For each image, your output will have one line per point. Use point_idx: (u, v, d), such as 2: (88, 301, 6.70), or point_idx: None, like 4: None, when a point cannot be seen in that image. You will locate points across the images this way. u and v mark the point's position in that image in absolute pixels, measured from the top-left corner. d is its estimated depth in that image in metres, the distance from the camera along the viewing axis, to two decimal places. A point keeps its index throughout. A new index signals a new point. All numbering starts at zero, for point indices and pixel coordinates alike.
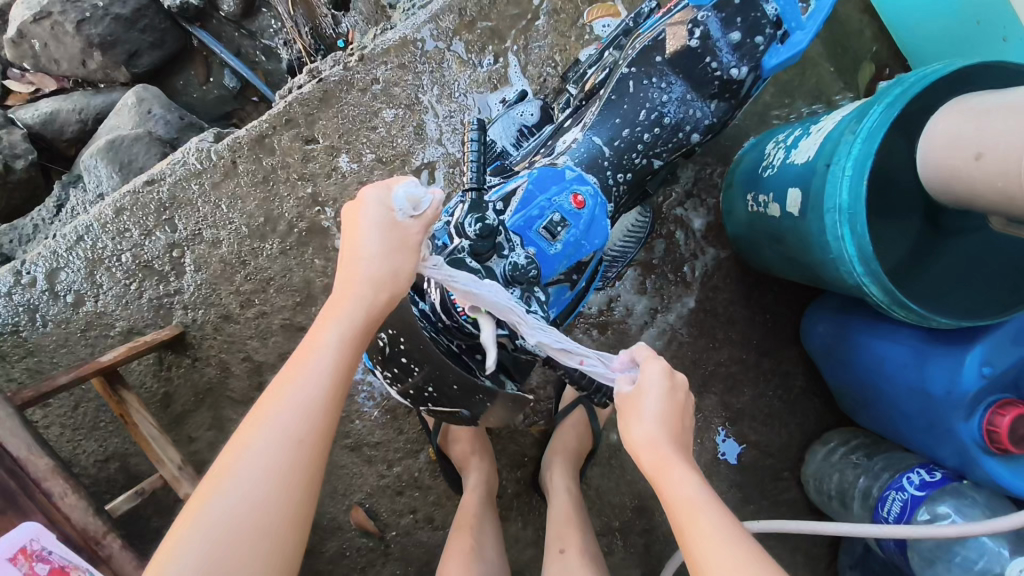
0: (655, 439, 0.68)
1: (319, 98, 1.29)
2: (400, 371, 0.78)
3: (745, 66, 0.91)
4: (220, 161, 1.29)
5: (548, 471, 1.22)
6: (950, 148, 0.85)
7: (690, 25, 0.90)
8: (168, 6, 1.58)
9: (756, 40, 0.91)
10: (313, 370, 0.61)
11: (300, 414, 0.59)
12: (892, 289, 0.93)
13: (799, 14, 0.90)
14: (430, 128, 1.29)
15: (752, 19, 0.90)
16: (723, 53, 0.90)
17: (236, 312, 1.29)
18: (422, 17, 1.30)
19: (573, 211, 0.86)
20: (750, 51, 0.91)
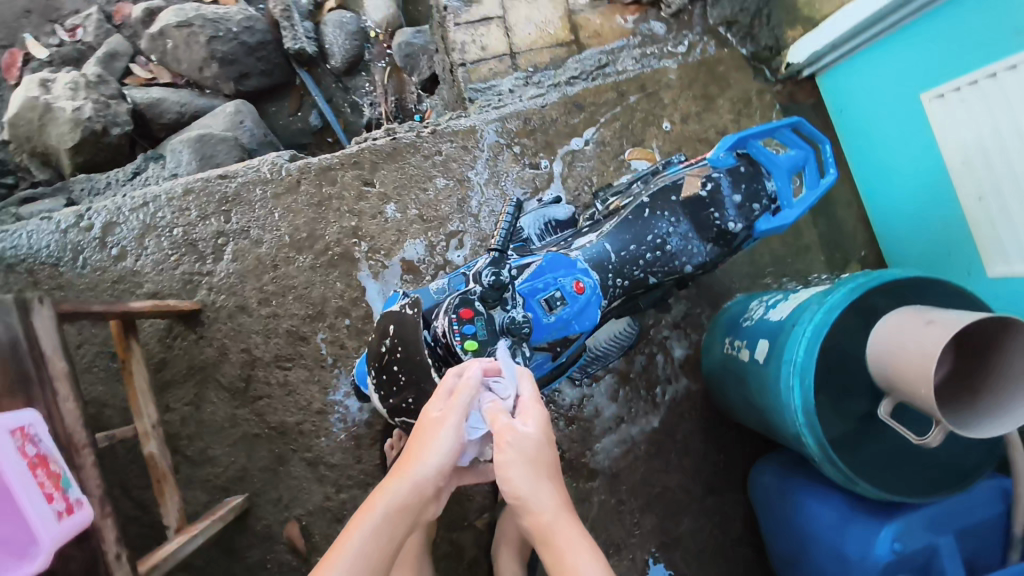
0: (550, 505, 0.78)
1: (388, 152, 1.48)
2: (387, 380, 0.91)
3: (741, 223, 1.08)
4: (287, 177, 1.45)
5: (497, 558, 1.30)
6: (907, 315, 0.99)
7: (704, 179, 1.09)
8: (286, 48, 1.84)
9: (754, 206, 1.08)
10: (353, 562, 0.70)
11: (380, 528, 0.74)
12: (825, 444, 1.06)
13: (791, 197, 1.09)
14: (473, 204, 1.48)
15: (754, 189, 1.08)
16: (728, 208, 1.07)
17: (252, 306, 1.42)
18: (493, 115, 1.52)
19: (573, 293, 1.01)
20: (747, 213, 1.08)
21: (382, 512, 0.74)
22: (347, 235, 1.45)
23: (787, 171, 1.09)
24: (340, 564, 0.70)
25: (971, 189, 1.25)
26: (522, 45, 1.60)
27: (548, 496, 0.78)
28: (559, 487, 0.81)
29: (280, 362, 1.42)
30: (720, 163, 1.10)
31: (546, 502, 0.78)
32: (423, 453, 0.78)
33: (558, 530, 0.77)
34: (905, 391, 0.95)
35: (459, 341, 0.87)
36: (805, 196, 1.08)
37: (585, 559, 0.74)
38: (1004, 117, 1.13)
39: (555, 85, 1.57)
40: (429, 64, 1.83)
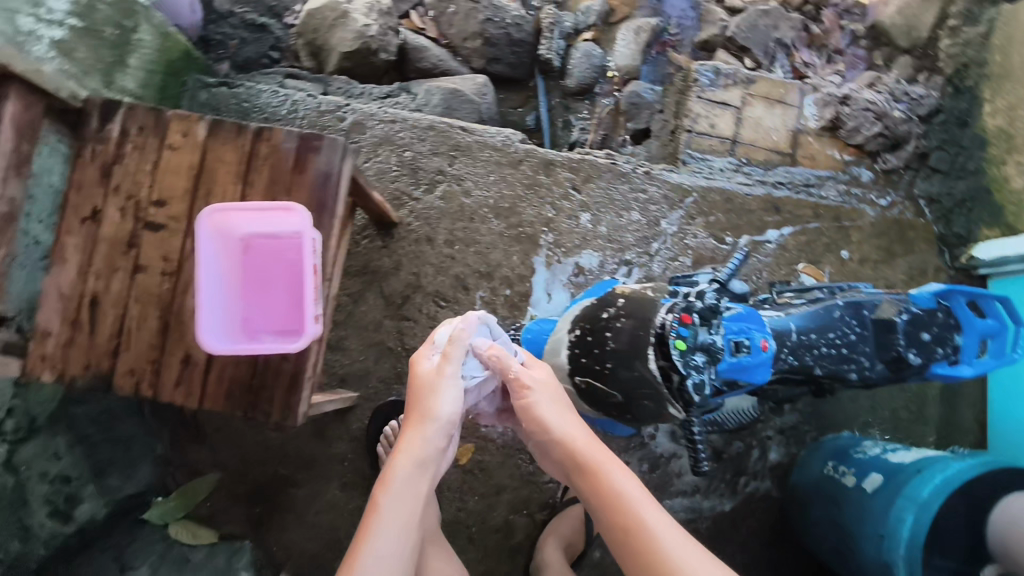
0: (575, 436, 0.92)
1: (604, 172, 1.62)
2: (597, 340, 1.03)
3: (919, 358, 1.18)
4: (513, 153, 1.60)
5: (541, 545, 1.42)
6: None
7: (903, 308, 1.19)
8: (540, 53, 2.01)
9: (937, 349, 1.19)
10: (389, 523, 0.85)
11: (404, 488, 0.88)
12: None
13: (973, 356, 1.20)
14: (654, 246, 1.61)
15: (942, 335, 1.20)
16: (914, 341, 1.18)
17: (437, 242, 1.57)
18: (704, 182, 1.65)
19: (759, 347, 1.11)
20: (929, 352, 1.18)
21: (403, 475, 0.88)
22: (541, 222, 1.59)
23: (977, 333, 1.21)
24: (380, 527, 0.85)
25: None
26: (746, 137, 1.75)
27: (570, 425, 0.93)
28: (581, 425, 0.94)
29: (437, 298, 1.55)
30: (921, 301, 1.21)
31: (575, 437, 0.92)
32: (436, 412, 0.92)
33: (591, 462, 0.89)
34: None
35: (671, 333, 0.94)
36: (984, 363, 1.21)
37: (609, 477, 0.88)
38: None
39: (763, 182, 1.70)
40: (647, 119, 2.01)
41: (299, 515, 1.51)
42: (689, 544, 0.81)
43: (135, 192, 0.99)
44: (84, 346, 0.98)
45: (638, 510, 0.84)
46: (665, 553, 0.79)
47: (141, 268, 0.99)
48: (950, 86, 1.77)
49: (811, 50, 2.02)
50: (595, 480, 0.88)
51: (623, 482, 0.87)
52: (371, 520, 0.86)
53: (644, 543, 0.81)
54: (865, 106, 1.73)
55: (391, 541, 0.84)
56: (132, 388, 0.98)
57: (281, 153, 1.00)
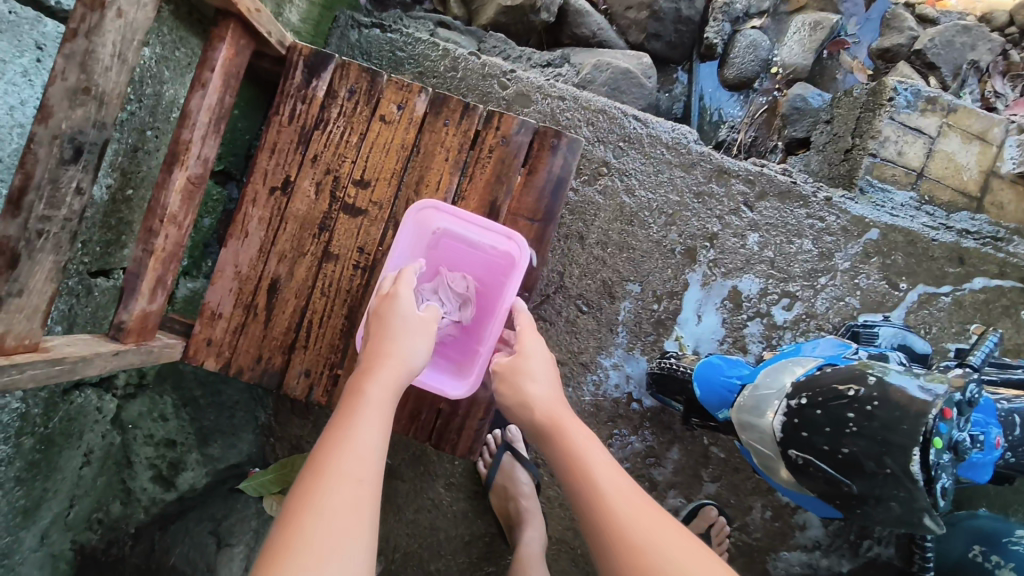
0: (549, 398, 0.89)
1: (780, 190, 1.47)
2: (830, 417, 0.88)
3: None
4: (687, 155, 1.45)
5: None
6: None
7: None
8: (705, 36, 1.83)
9: None
10: (368, 427, 0.74)
11: (384, 401, 0.78)
12: None
13: None
14: (822, 280, 1.46)
15: None
16: None
17: (589, 240, 1.42)
18: (884, 218, 1.50)
19: (991, 444, 0.95)
20: None
21: (384, 384, 0.80)
22: (704, 236, 1.44)
23: None
24: (354, 430, 0.73)
25: None
26: (934, 172, 1.57)
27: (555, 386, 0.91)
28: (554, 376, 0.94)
29: (580, 302, 1.41)
30: None
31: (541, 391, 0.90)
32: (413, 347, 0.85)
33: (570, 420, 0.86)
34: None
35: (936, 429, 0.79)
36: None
37: (605, 459, 0.81)
38: None
39: (948, 226, 1.54)
40: (808, 128, 1.79)
41: (398, 509, 1.36)
42: (669, 536, 0.71)
43: (334, 166, 0.97)
44: (256, 336, 0.97)
45: (604, 482, 0.77)
46: (649, 547, 0.69)
47: (329, 257, 0.97)
48: None
49: (1005, 77, 1.80)
50: (585, 467, 0.79)
51: (591, 448, 0.82)
52: (344, 421, 0.75)
53: (622, 523, 0.72)
54: None
55: (366, 441, 0.73)
56: (303, 389, 0.97)
57: (510, 146, 0.98)
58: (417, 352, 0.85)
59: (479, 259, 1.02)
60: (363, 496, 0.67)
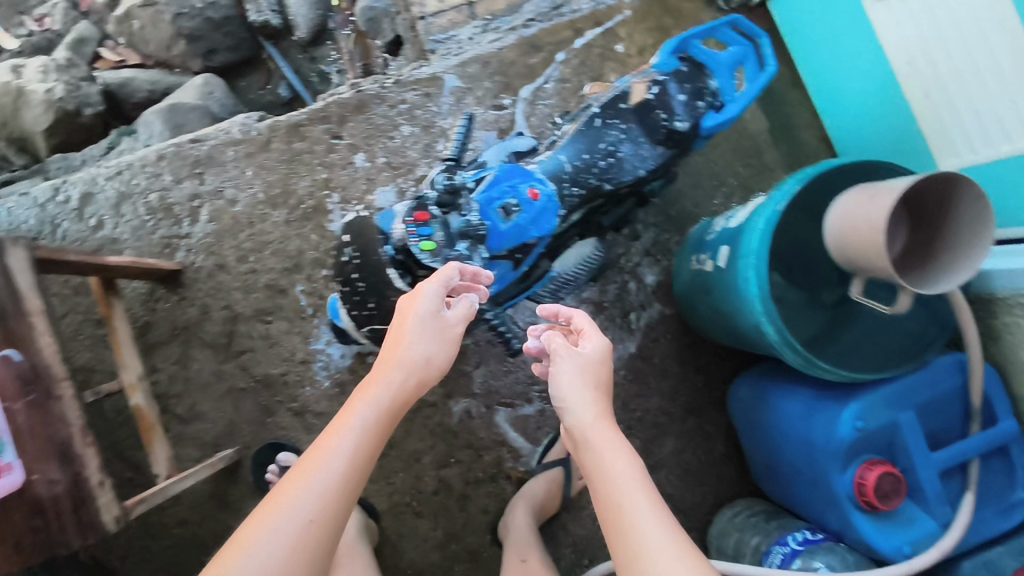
0: (587, 417, 0.87)
1: (353, 105, 1.49)
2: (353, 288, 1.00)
3: (688, 121, 1.08)
4: (257, 137, 1.47)
5: (512, 511, 1.37)
6: (851, 220, 1.01)
7: (650, 83, 1.09)
8: (251, 21, 1.85)
9: (699, 103, 1.08)
10: (337, 449, 0.73)
11: (352, 433, 0.74)
12: (783, 327, 1.07)
13: (734, 90, 1.08)
14: (439, 148, 1.50)
15: (696, 88, 1.08)
16: (673, 109, 1.08)
17: (231, 264, 1.45)
18: (454, 61, 1.54)
19: (527, 200, 1.03)
20: (692, 110, 1.08)
21: (366, 406, 0.78)
22: (320, 187, 1.47)
23: (729, 68, 1.07)
24: (320, 456, 0.72)
25: (918, 90, 1.33)
26: None
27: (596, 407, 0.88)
28: (597, 377, 0.93)
29: (261, 315, 1.46)
30: (665, 67, 1.09)
31: (586, 413, 0.88)
32: (398, 359, 0.82)
33: (598, 427, 0.86)
34: (864, 262, 1.01)
35: (416, 241, 0.90)
36: (748, 89, 1.07)
37: (616, 461, 0.81)
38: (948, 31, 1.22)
39: (513, 28, 1.59)
40: (393, 27, 1.83)
41: None
42: (665, 527, 0.73)
43: None
44: None
45: (607, 485, 0.79)
46: (646, 542, 0.72)
47: None
48: None
49: None
50: (595, 474, 0.81)
51: (624, 465, 0.80)
52: (322, 441, 0.74)
53: (635, 536, 0.73)
54: None
55: (329, 475, 0.70)
56: None
57: None
58: (410, 355, 0.83)
59: None
60: (322, 525, 0.68)
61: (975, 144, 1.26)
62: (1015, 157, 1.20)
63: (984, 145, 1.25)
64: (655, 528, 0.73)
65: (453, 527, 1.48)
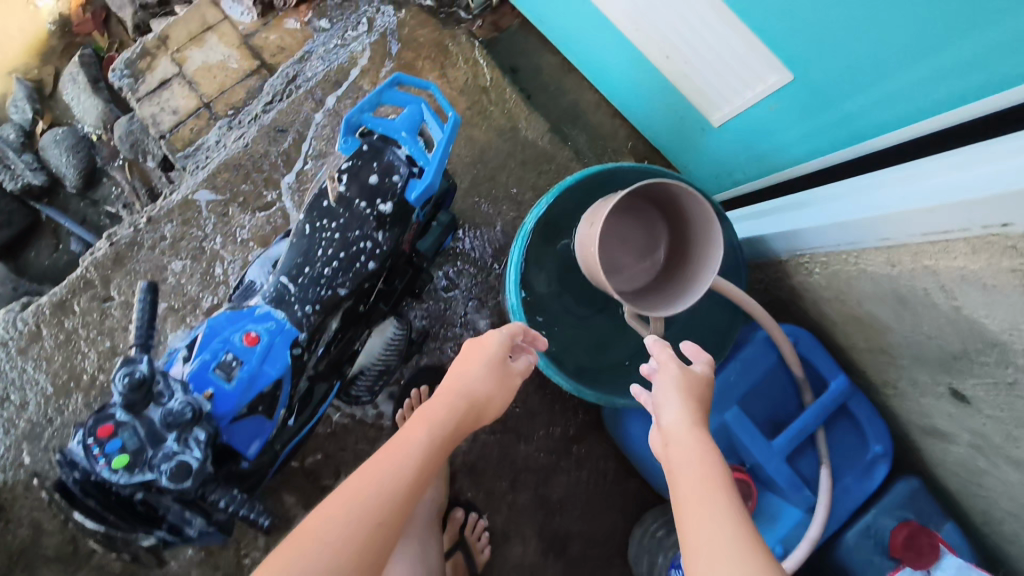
0: (681, 424, 0.71)
1: (112, 260, 1.39)
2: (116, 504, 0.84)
3: (390, 202, 0.99)
4: (26, 328, 1.38)
5: None
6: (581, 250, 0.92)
7: (338, 174, 1.00)
8: (11, 189, 1.75)
9: (393, 180, 0.99)
10: (405, 460, 0.77)
11: (413, 461, 0.78)
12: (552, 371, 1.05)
13: (424, 153, 0.97)
14: (218, 271, 1.40)
15: (385, 163, 0.99)
16: (370, 194, 0.99)
17: (46, 468, 1.35)
18: (201, 176, 1.42)
19: (244, 348, 0.95)
20: (390, 189, 0.99)
21: (431, 431, 0.82)
22: (109, 357, 1.38)
23: (409, 131, 0.97)
24: (384, 476, 0.75)
25: (657, 53, 1.20)
26: (212, 93, 1.51)
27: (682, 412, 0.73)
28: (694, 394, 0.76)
29: None
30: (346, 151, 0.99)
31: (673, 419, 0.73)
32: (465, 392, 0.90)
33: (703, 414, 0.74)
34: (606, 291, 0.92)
35: (105, 465, 0.81)
36: (436, 149, 0.96)
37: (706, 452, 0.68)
38: None
39: (253, 118, 1.48)
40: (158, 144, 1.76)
41: None
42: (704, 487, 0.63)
43: None
44: None
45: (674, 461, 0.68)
46: (707, 510, 0.61)
47: None
48: None
49: None
50: (686, 448, 0.69)
51: (689, 462, 0.67)
52: (369, 469, 0.76)
53: (689, 493, 0.64)
54: None
55: (363, 491, 0.72)
56: None
57: None
58: (461, 389, 0.90)
59: None
60: (362, 529, 0.68)
61: (726, 96, 1.15)
62: (765, 97, 1.08)
63: (732, 95, 1.13)
64: (718, 496, 0.62)
65: None
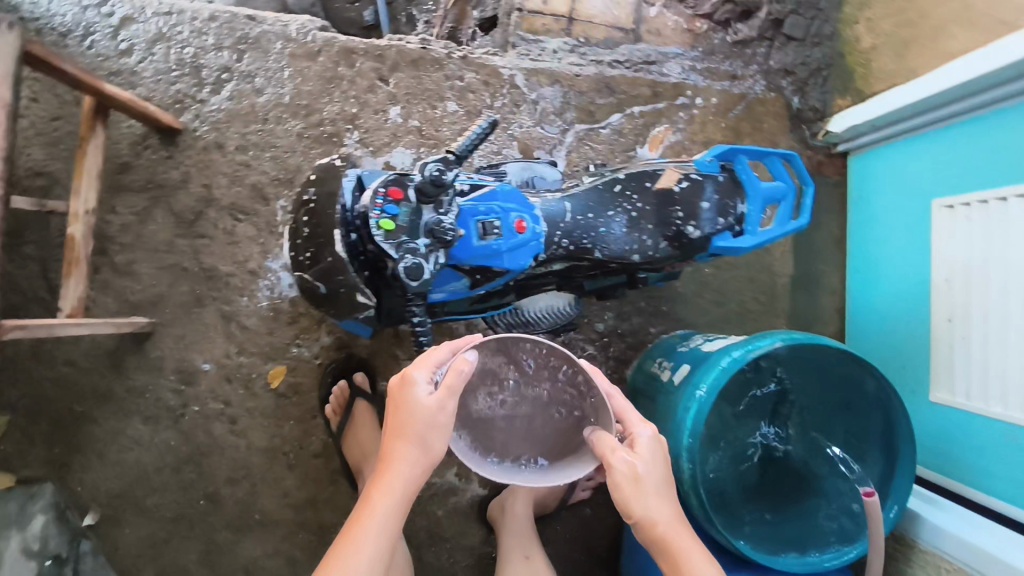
0: (660, 514, 0.83)
1: (413, 59, 1.45)
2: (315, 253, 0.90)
3: (700, 231, 1.04)
4: (309, 44, 1.44)
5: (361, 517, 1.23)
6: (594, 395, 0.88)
7: (681, 176, 1.05)
8: None
9: (719, 219, 1.03)
10: (373, 532, 0.79)
11: (378, 544, 0.79)
12: (694, 466, 1.04)
13: (758, 224, 1.03)
14: (474, 138, 1.46)
15: (726, 203, 1.03)
16: (693, 212, 1.03)
17: (228, 148, 1.42)
18: (527, 64, 1.50)
19: (511, 229, 0.99)
20: (709, 223, 1.03)
21: (387, 504, 0.81)
22: (345, 119, 1.44)
23: (764, 200, 1.02)
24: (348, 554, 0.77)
25: (944, 308, 1.25)
26: (583, 14, 1.57)
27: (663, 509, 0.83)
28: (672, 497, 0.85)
29: (234, 211, 1.43)
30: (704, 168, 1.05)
31: (661, 512, 0.83)
32: (410, 429, 0.81)
33: (682, 530, 0.84)
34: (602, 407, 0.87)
35: (375, 218, 0.86)
36: (770, 230, 1.02)
37: (693, 550, 0.83)
38: (999, 265, 1.13)
39: (598, 62, 1.53)
40: (494, 8, 1.84)
41: (101, 452, 1.43)
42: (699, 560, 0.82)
43: None
44: None
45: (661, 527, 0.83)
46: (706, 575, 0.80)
47: None
48: None
49: None
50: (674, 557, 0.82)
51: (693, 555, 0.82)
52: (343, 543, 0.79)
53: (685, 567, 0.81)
54: None
55: None
56: None
57: None
58: (424, 439, 0.81)
59: None
60: None
61: (973, 391, 1.18)
62: (1010, 424, 1.11)
63: (978, 395, 1.16)
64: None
65: (314, 494, 1.46)
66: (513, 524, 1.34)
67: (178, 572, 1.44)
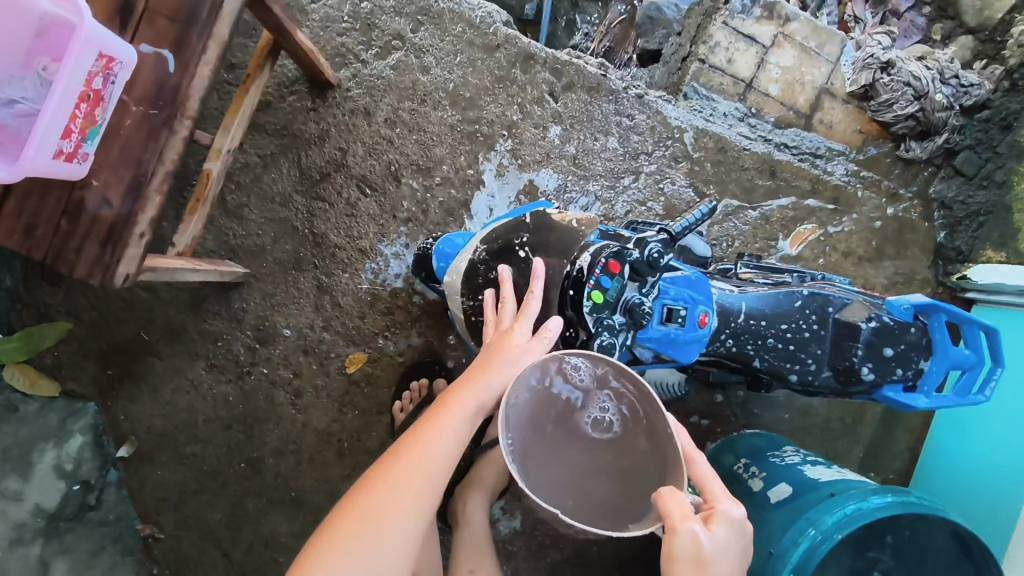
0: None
1: (589, 84, 1.38)
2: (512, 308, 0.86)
3: (873, 375, 1.00)
4: (491, 36, 1.36)
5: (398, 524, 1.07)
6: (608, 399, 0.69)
7: (872, 313, 1.00)
8: None
9: (897, 369, 1.00)
10: (444, 446, 0.67)
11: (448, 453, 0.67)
12: None
13: (933, 388, 1.01)
14: (624, 182, 1.39)
15: (906, 355, 1.00)
16: (874, 354, 1.00)
17: (376, 116, 1.33)
18: (697, 123, 1.44)
19: (694, 321, 0.92)
20: (885, 370, 1.00)
21: (464, 418, 0.69)
22: (503, 123, 1.36)
23: (947, 365, 1.00)
24: (415, 454, 0.66)
25: None
26: (763, 85, 1.50)
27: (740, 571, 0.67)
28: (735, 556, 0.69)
29: (363, 183, 1.34)
30: (895, 311, 1.01)
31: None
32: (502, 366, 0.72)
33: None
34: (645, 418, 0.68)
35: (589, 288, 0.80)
36: (944, 397, 1.00)
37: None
38: None
39: (766, 139, 1.49)
40: (661, 40, 1.71)
41: (154, 388, 1.35)
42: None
43: None
44: None
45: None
46: None
47: None
48: (1010, 79, 1.46)
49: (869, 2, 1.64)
50: None
51: None
52: (412, 440, 0.67)
53: None
54: (906, 79, 1.44)
55: (412, 492, 0.64)
56: None
57: None
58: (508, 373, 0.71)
59: (32, 57, 0.71)
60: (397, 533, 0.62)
61: None
62: None
63: None
64: None
65: None
66: (468, 531, 1.16)
67: (196, 527, 1.37)
